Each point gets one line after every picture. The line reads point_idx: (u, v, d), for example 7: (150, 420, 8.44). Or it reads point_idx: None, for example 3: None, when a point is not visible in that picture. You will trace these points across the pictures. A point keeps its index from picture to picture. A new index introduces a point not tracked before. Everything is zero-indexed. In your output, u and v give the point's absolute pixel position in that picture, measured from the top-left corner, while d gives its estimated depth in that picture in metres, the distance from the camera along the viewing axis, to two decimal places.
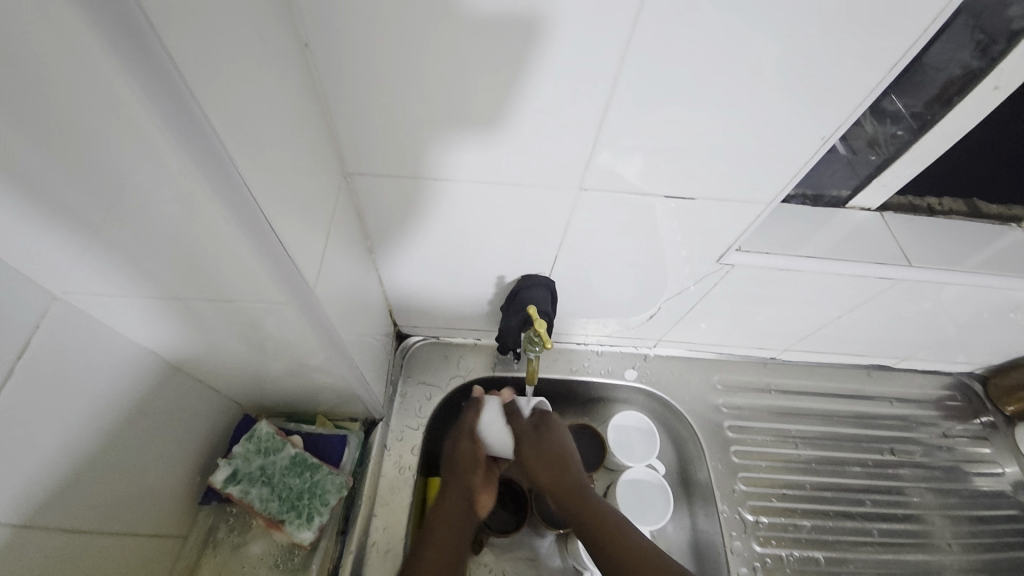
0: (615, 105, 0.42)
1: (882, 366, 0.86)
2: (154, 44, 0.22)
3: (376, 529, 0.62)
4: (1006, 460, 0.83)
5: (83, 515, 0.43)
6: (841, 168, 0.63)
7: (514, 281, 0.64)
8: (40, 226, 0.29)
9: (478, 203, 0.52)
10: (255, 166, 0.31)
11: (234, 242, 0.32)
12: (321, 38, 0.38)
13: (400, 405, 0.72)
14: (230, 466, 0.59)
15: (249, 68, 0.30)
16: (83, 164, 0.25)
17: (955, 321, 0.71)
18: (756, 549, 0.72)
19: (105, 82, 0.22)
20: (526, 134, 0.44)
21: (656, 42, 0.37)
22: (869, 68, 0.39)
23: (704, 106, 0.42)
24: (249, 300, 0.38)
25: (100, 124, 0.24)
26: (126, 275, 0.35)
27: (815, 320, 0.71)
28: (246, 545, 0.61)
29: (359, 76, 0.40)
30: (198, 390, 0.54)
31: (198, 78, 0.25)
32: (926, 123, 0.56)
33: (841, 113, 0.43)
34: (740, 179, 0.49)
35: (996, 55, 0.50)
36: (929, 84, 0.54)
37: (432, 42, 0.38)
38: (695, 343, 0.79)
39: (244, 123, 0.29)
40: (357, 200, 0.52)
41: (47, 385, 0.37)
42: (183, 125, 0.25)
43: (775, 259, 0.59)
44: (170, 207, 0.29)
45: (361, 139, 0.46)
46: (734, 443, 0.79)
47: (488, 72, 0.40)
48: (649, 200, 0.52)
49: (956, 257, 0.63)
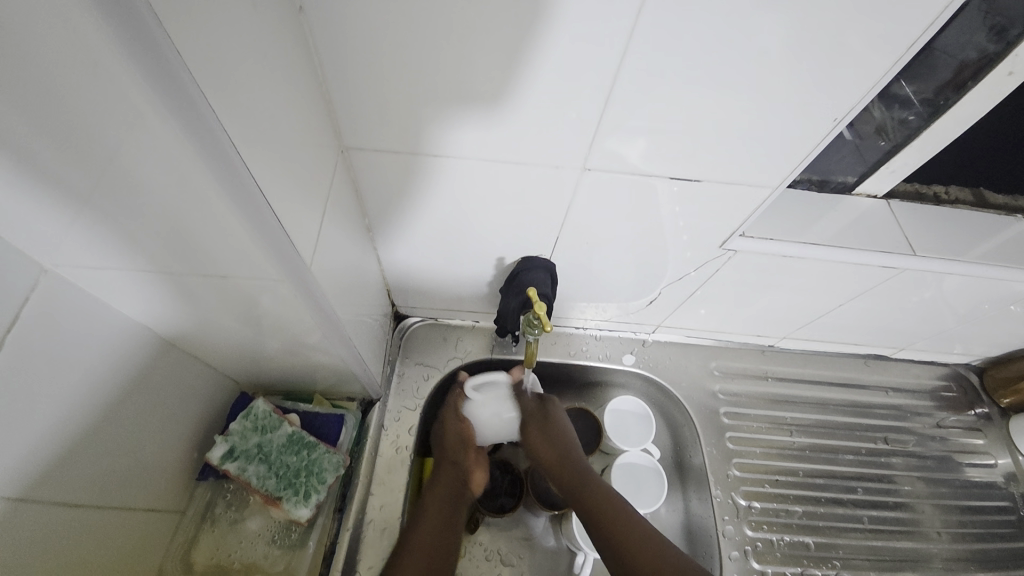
0: (620, 84, 0.41)
1: (879, 356, 0.86)
2: (140, 8, 0.21)
3: (373, 507, 0.63)
4: (998, 451, 0.84)
5: (80, 489, 0.43)
6: (848, 154, 0.62)
7: (514, 263, 0.63)
8: (26, 196, 0.28)
9: (479, 183, 0.51)
10: (246, 134, 0.30)
11: (226, 215, 0.31)
12: (315, 3, 0.36)
13: (397, 385, 0.72)
14: (227, 443, 0.59)
15: (240, 30, 0.29)
16: (65, 130, 0.24)
17: (956, 312, 0.71)
18: (748, 533, 0.73)
19: (89, 47, 0.21)
20: (528, 111, 0.43)
21: (666, 18, 0.36)
22: (883, 51, 0.38)
23: (714, 86, 0.41)
24: (243, 275, 0.37)
25: (86, 92, 0.23)
26: (117, 248, 0.34)
27: (815, 309, 0.71)
28: (243, 521, 0.61)
29: (356, 45, 0.39)
30: (194, 367, 0.54)
31: (182, 38, 0.24)
32: (939, 109, 0.55)
33: (851, 97, 0.42)
34: (746, 162, 0.48)
35: (1012, 39, 0.48)
36: (941, 69, 0.52)
37: (430, 10, 0.36)
38: (694, 329, 0.79)
39: (234, 89, 0.28)
40: (355, 177, 0.51)
41: (39, 359, 0.37)
42: (172, 94, 0.24)
43: (777, 246, 0.58)
44: (159, 177, 0.28)
45: (360, 114, 0.44)
46: (729, 430, 0.79)
47: (489, 44, 0.38)
48: (654, 183, 0.51)
49: (960, 248, 0.62)
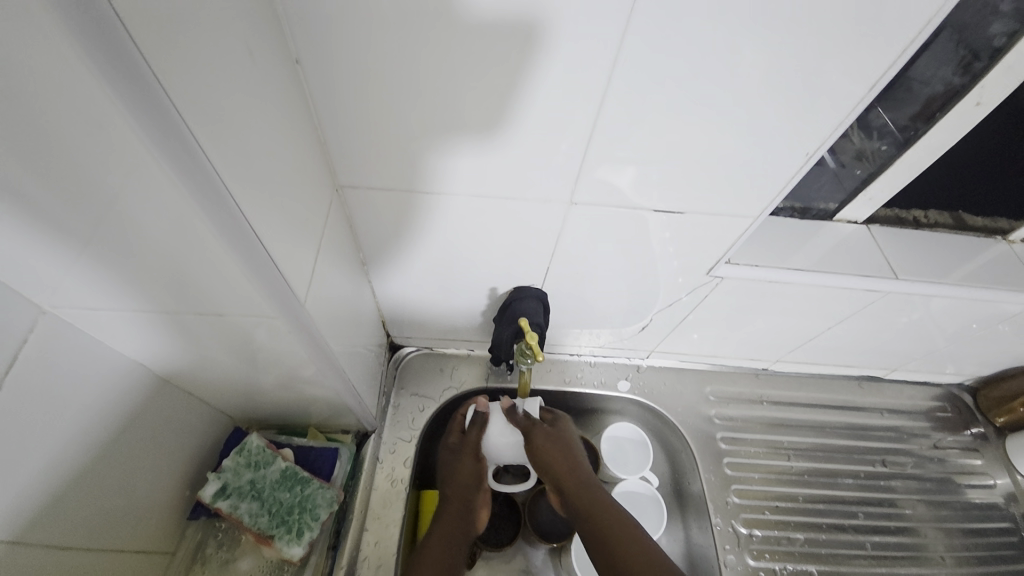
0: (605, 118, 0.43)
1: (872, 377, 0.87)
2: (142, 68, 0.23)
3: (367, 544, 0.62)
4: (997, 472, 0.84)
5: (70, 530, 0.42)
6: (828, 181, 0.64)
7: (506, 293, 0.64)
8: (29, 242, 0.29)
9: (469, 216, 0.52)
10: (242, 179, 0.31)
11: (223, 257, 0.32)
12: (312, 54, 0.38)
13: (392, 416, 0.71)
14: (219, 480, 0.58)
15: (239, 84, 0.30)
16: (70, 181, 0.26)
17: (943, 332, 0.72)
18: (750, 563, 0.71)
19: (89, 100, 0.22)
20: (517, 147, 0.45)
21: (647, 56, 0.38)
22: (853, 83, 0.40)
23: (694, 120, 0.43)
24: (238, 312, 0.38)
25: (90, 144, 0.24)
26: (114, 289, 0.35)
27: (805, 332, 0.72)
28: (235, 561, 0.60)
29: (351, 92, 0.41)
30: (189, 403, 0.54)
31: (184, 99, 0.25)
32: (911, 138, 0.57)
33: (824, 129, 0.44)
34: (728, 193, 0.50)
35: (978, 72, 0.52)
36: (913, 99, 0.55)
37: (419, 57, 0.38)
38: (687, 354, 0.80)
39: (232, 139, 0.30)
40: (350, 212, 0.53)
41: (34, 399, 0.37)
42: (170, 144, 0.25)
43: (763, 272, 0.60)
44: (159, 223, 0.29)
45: (353, 151, 0.46)
46: (727, 455, 0.79)
47: (477, 85, 0.40)
48: (641, 214, 0.52)
49: (942, 270, 0.64)
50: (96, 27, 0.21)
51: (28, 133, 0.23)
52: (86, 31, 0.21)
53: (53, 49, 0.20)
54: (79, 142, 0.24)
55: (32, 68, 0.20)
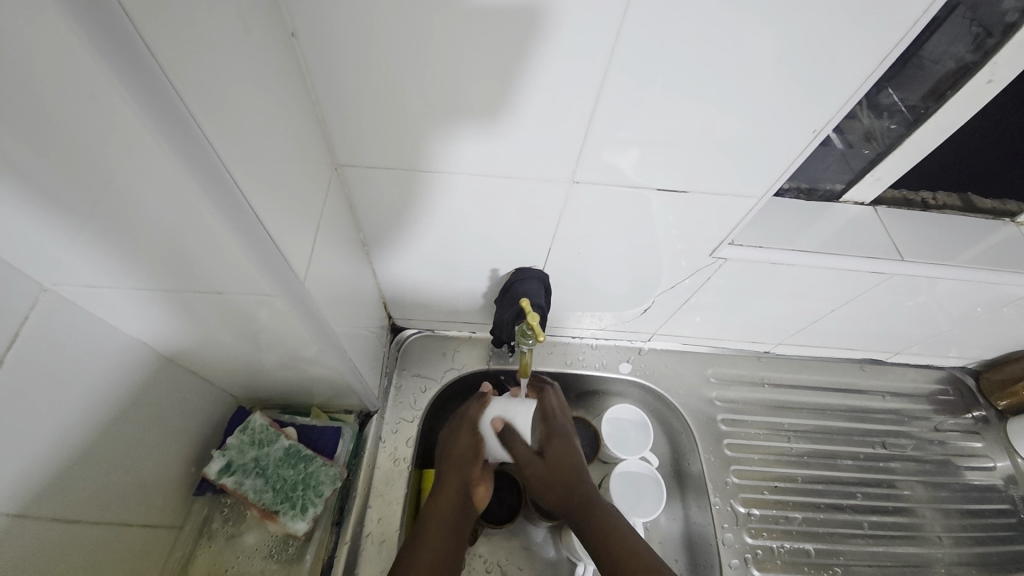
0: (607, 96, 0.42)
1: (875, 360, 0.87)
2: (134, 36, 0.22)
3: (371, 520, 0.63)
4: (996, 454, 0.84)
5: (75, 505, 0.43)
6: (835, 162, 0.63)
7: (508, 275, 0.64)
8: (26, 216, 0.29)
9: (470, 196, 0.52)
10: (241, 158, 0.31)
11: (222, 235, 0.31)
12: (310, 29, 0.37)
13: (394, 397, 0.72)
14: (224, 458, 0.59)
15: (236, 61, 0.30)
16: (66, 155, 0.25)
17: (948, 315, 0.71)
18: (748, 541, 0.72)
19: (82, 70, 0.22)
20: (518, 126, 0.44)
21: (650, 30, 0.37)
22: (860, 60, 0.39)
23: (698, 98, 0.42)
24: (239, 291, 0.38)
25: (83, 116, 0.24)
26: (115, 266, 0.35)
27: (808, 314, 0.72)
28: (241, 536, 0.61)
29: (349, 69, 0.40)
30: (193, 381, 0.55)
31: (183, 75, 0.25)
32: (920, 117, 0.56)
33: (831, 108, 0.43)
34: (732, 173, 0.49)
35: (990, 48, 0.50)
36: (924, 77, 0.54)
37: (421, 35, 0.38)
38: (688, 336, 0.80)
39: (230, 116, 0.30)
40: (349, 191, 0.52)
41: (36, 377, 0.37)
42: (165, 118, 0.25)
43: (768, 253, 0.59)
44: (157, 199, 0.29)
45: (351, 130, 0.45)
46: (727, 437, 0.79)
47: (477, 63, 0.39)
48: (644, 193, 0.51)
49: (948, 252, 0.63)
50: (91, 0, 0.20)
51: (16, 101, 0.22)
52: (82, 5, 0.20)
53: (40, 10, 0.20)
54: (71, 112, 0.23)
55: (20, 34, 0.20)
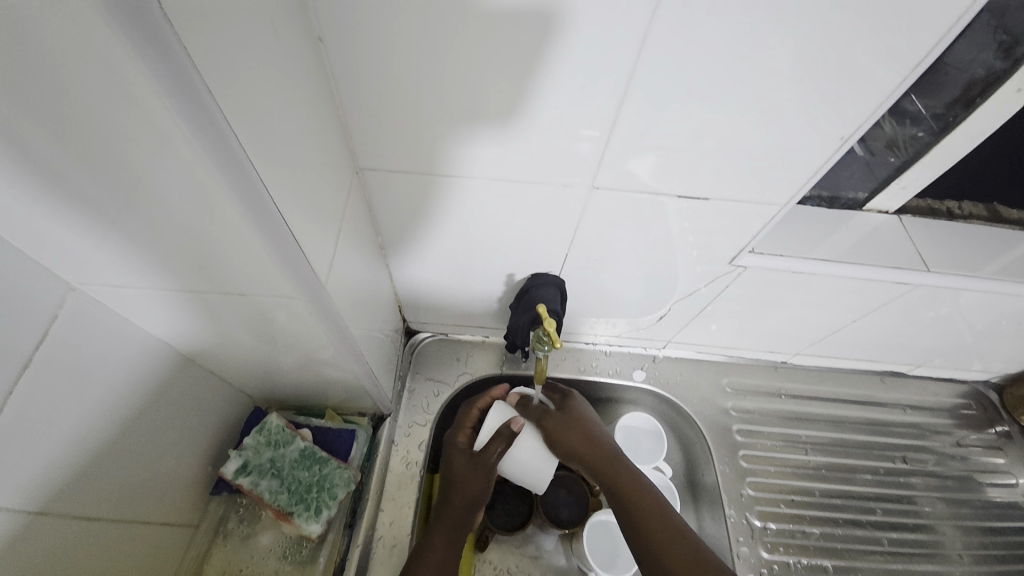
0: (628, 103, 0.41)
1: (895, 373, 0.85)
2: (167, 34, 0.22)
3: (383, 524, 0.63)
4: (1020, 471, 0.82)
5: (95, 502, 0.43)
6: (858, 170, 0.62)
7: (524, 280, 0.64)
8: (58, 215, 0.30)
9: (487, 201, 0.52)
10: (267, 159, 0.31)
11: (247, 235, 0.32)
12: (335, 34, 0.38)
13: (407, 400, 0.72)
14: (240, 457, 0.60)
15: (264, 63, 0.30)
16: (99, 155, 0.26)
17: (971, 327, 0.70)
18: (763, 555, 0.71)
19: (116, 69, 0.22)
20: (536, 130, 0.44)
21: (676, 36, 0.36)
22: (887, 69, 0.38)
23: (719, 105, 0.41)
24: (261, 292, 0.38)
25: (117, 115, 0.24)
26: (139, 266, 0.35)
27: (827, 325, 0.70)
28: (255, 536, 0.62)
29: (372, 73, 0.40)
30: (211, 381, 0.55)
31: (213, 75, 0.25)
32: (948, 125, 0.55)
33: (856, 118, 0.42)
34: (753, 181, 0.49)
35: (1020, 56, 0.48)
36: (950, 85, 0.52)
37: (444, 39, 0.38)
38: (704, 345, 0.79)
39: (258, 116, 0.30)
40: (369, 196, 0.52)
41: (62, 375, 0.38)
42: (195, 118, 0.25)
43: (787, 262, 0.58)
44: (184, 199, 0.29)
45: (372, 134, 0.46)
46: (742, 448, 0.78)
47: (500, 68, 0.39)
48: (662, 200, 0.51)
49: (974, 263, 0.62)
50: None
51: (50, 97, 0.23)
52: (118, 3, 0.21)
53: (77, 11, 0.20)
54: (103, 109, 0.24)
55: (54, 32, 0.20)
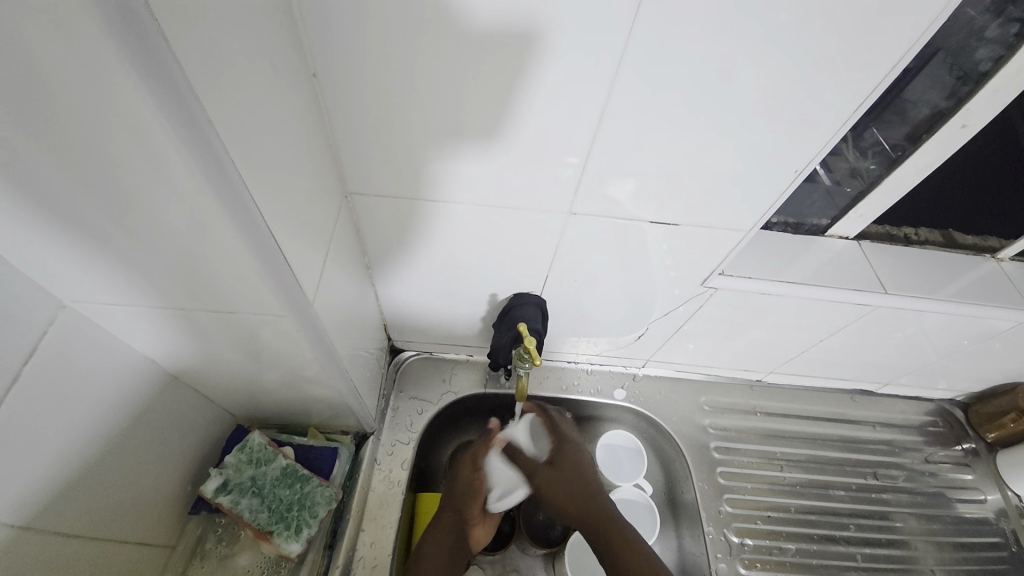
0: (603, 134, 0.45)
1: (865, 391, 0.88)
2: (175, 71, 0.24)
3: (364, 544, 0.62)
4: (987, 487, 0.84)
5: (76, 520, 0.43)
6: (819, 199, 0.66)
7: (506, 299, 0.66)
8: (56, 236, 0.31)
9: (470, 224, 0.54)
10: (262, 186, 0.33)
11: (239, 256, 0.33)
12: (329, 69, 0.40)
13: (391, 418, 0.73)
14: (221, 476, 0.59)
15: (263, 97, 0.32)
16: (103, 180, 0.28)
17: (934, 346, 0.73)
18: (742, 572, 0.72)
19: (124, 103, 0.24)
20: (516, 156, 0.47)
21: (647, 72, 0.40)
22: (837, 107, 0.43)
23: (687, 135, 0.45)
24: (249, 310, 0.39)
25: (124, 143, 0.26)
26: (132, 285, 0.37)
27: (797, 344, 0.73)
28: (233, 557, 0.61)
29: (363, 106, 0.43)
30: (195, 399, 0.55)
31: (216, 110, 0.27)
32: (897, 159, 0.59)
33: (810, 152, 0.46)
34: (722, 208, 0.52)
35: (963, 96, 0.53)
36: (905, 120, 0.57)
37: (431, 73, 0.41)
38: (682, 364, 0.81)
39: (256, 145, 0.32)
40: (356, 218, 0.54)
41: (50, 390, 0.38)
42: (196, 147, 0.27)
43: (756, 284, 0.61)
44: (181, 222, 0.31)
45: (362, 161, 0.48)
46: (720, 465, 0.80)
47: (483, 100, 0.42)
48: (637, 224, 0.54)
49: (931, 286, 0.66)
50: (138, 39, 0.23)
51: (58, 123, 0.24)
52: (131, 44, 0.23)
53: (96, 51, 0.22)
54: (108, 136, 0.25)
55: (67, 69, 0.22)
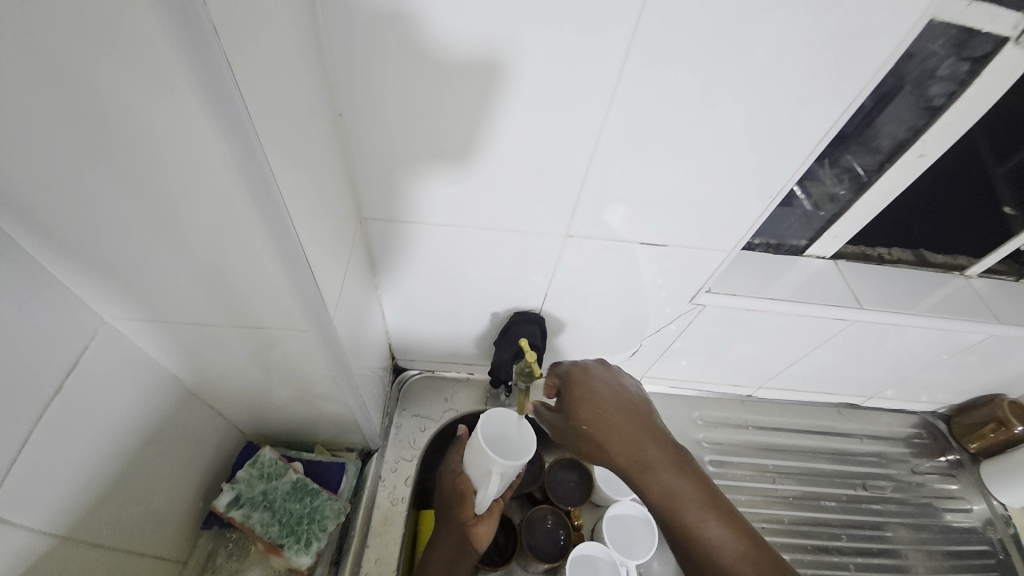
0: (597, 165, 0.49)
1: (851, 405, 0.91)
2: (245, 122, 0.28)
3: (369, 561, 0.64)
4: (972, 497, 0.87)
5: (100, 530, 0.45)
6: (797, 221, 0.70)
7: (506, 318, 0.69)
8: (117, 255, 0.35)
9: (474, 246, 0.58)
10: (300, 215, 0.36)
11: (278, 276, 0.37)
12: (353, 110, 0.45)
13: (394, 435, 0.74)
14: (233, 491, 0.60)
15: (302, 137, 0.37)
16: (169, 208, 0.31)
17: (912, 359, 0.77)
18: None
19: (199, 148, 0.28)
20: (518, 184, 0.51)
21: (634, 111, 0.45)
22: (802, 140, 0.48)
23: (672, 164, 0.49)
24: (277, 326, 0.43)
25: (193, 179, 0.30)
26: (174, 302, 0.40)
27: (784, 358, 0.77)
28: (243, 572, 0.61)
29: (382, 141, 0.48)
30: (210, 415, 0.57)
31: (271, 153, 0.31)
32: (865, 184, 0.64)
33: (781, 179, 0.51)
34: (707, 230, 0.56)
35: (920, 127, 0.58)
36: (874, 148, 0.61)
37: (448, 113, 0.45)
38: (675, 380, 0.84)
39: (297, 180, 0.36)
40: (368, 241, 0.58)
41: (87, 400, 0.41)
42: (254, 185, 0.31)
43: (741, 301, 0.65)
44: (230, 245, 0.34)
45: (377, 189, 0.52)
46: (714, 477, 0.82)
47: (493, 136, 0.47)
48: (628, 246, 0.58)
49: (904, 301, 0.70)
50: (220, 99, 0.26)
51: (141, 159, 0.28)
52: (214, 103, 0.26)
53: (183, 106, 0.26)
54: (181, 173, 0.29)
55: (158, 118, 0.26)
